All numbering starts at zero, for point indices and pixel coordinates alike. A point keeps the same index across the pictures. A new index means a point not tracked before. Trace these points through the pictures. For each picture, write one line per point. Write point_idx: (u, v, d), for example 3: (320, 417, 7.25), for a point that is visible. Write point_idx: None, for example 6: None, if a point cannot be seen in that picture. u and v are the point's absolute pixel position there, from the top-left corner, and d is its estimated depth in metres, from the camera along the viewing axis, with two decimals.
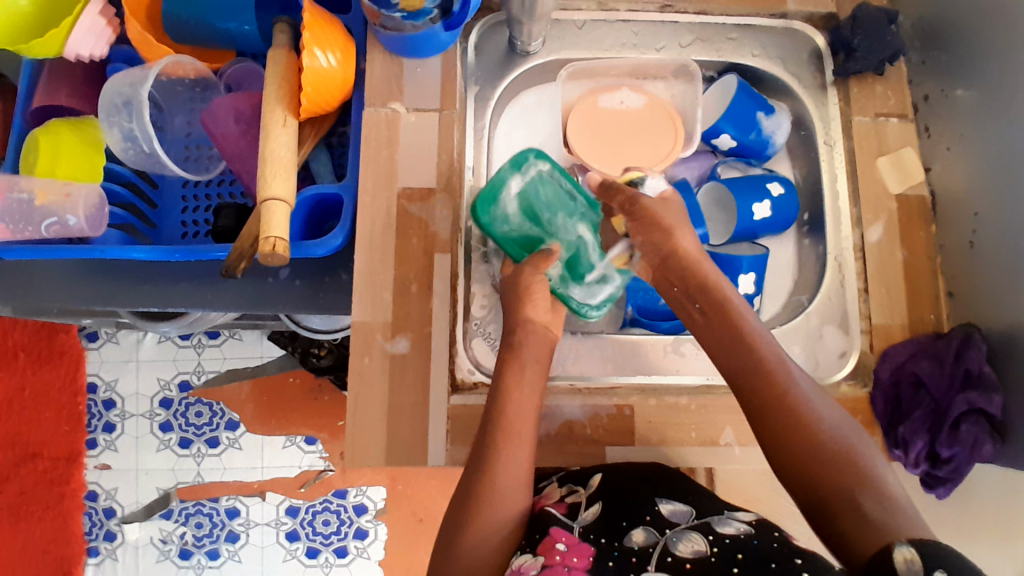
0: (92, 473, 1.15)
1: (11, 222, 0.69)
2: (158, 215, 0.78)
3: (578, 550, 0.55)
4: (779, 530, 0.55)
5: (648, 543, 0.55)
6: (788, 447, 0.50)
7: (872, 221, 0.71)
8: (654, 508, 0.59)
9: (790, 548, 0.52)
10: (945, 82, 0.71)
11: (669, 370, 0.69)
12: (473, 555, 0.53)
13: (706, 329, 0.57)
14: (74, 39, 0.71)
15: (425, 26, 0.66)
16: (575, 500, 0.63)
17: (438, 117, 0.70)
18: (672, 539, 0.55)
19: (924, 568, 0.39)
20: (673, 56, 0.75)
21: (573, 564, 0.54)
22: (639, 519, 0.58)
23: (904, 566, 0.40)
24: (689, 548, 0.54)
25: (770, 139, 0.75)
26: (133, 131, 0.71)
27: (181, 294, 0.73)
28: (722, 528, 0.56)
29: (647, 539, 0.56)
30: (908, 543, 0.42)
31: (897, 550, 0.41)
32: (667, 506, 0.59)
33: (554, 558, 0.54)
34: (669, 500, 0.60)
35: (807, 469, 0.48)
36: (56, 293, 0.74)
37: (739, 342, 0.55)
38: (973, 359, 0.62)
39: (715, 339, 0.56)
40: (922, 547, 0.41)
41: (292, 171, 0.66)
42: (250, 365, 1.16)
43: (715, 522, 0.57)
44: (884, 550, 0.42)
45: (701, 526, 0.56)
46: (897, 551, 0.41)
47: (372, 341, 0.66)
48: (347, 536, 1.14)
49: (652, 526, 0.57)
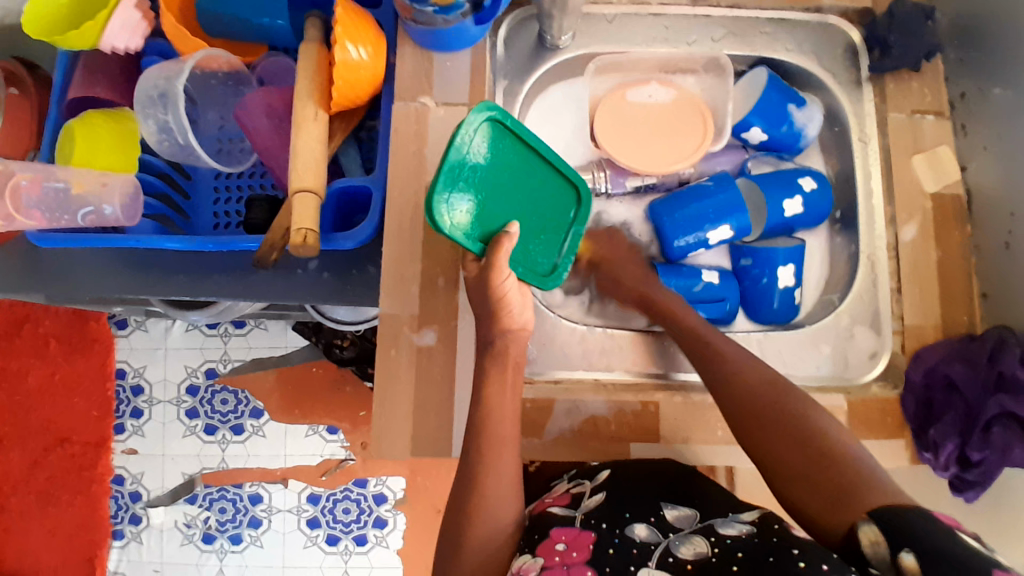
0: (119, 458, 1.18)
1: (47, 211, 0.70)
2: (191, 207, 0.80)
3: (578, 544, 0.56)
4: (780, 522, 0.54)
5: (650, 541, 0.56)
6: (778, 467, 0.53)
7: (907, 220, 0.70)
8: (659, 511, 0.59)
9: (789, 539, 0.50)
10: (985, 78, 0.69)
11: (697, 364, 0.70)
12: (486, 535, 0.57)
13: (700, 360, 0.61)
14: (110, 31, 0.72)
15: (455, 20, 0.66)
16: (579, 492, 0.63)
17: (467, 111, 0.70)
18: (675, 542, 0.55)
19: (891, 551, 0.43)
20: (704, 50, 0.74)
21: (572, 561, 0.54)
22: (643, 515, 0.58)
23: (873, 550, 0.44)
24: (691, 551, 0.53)
25: (803, 131, 0.74)
26: (168, 123, 0.73)
27: (211, 284, 0.75)
28: (724, 530, 0.55)
29: (649, 535, 0.56)
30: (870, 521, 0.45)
31: (862, 531, 0.45)
32: (671, 511, 0.59)
33: (553, 560, 0.54)
34: (672, 505, 0.59)
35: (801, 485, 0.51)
36: (89, 281, 0.76)
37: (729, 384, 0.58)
38: (1007, 362, 0.61)
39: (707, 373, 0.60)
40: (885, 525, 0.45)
41: (323, 163, 0.67)
42: (275, 354, 1.18)
43: (718, 524, 0.56)
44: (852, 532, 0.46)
45: (705, 529, 0.56)
46: (864, 533, 0.45)
47: (399, 334, 0.66)
48: (366, 524, 1.16)
49: (655, 527, 0.57)
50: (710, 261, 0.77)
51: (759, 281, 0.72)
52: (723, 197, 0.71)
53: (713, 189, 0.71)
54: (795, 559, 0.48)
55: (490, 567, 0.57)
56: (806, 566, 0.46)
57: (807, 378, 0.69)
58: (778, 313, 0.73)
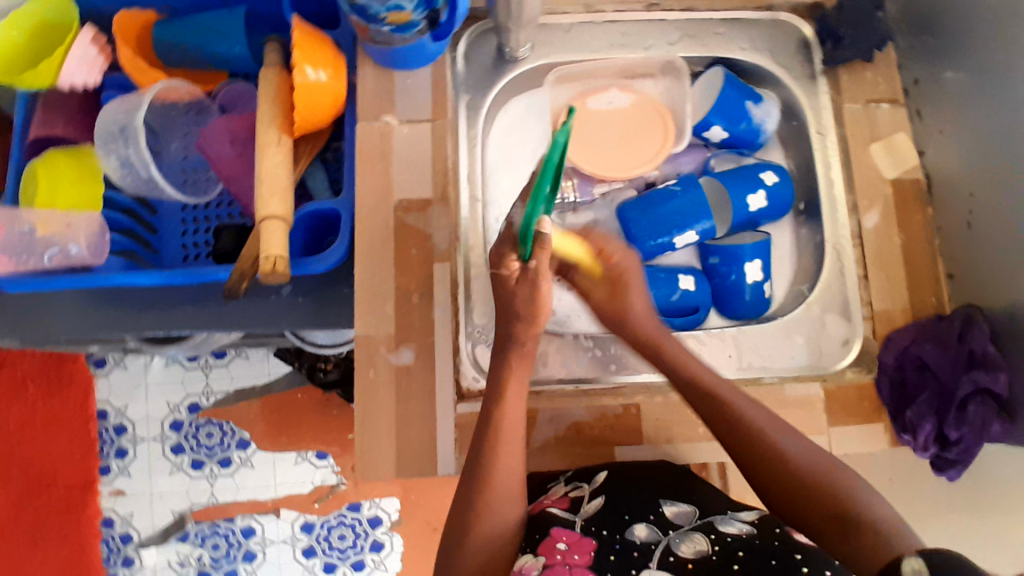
0: (107, 500, 1.15)
1: (12, 255, 0.69)
2: (159, 240, 0.79)
3: (579, 547, 0.56)
4: (781, 524, 0.55)
5: (650, 541, 0.56)
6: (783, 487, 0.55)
7: (868, 207, 0.71)
8: (658, 508, 0.59)
9: (792, 544, 0.52)
10: (935, 62, 0.71)
11: None
12: (491, 533, 0.55)
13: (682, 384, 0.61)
14: (67, 69, 0.73)
15: (413, 38, 0.66)
16: (578, 496, 0.62)
17: (430, 128, 0.70)
18: (676, 539, 0.56)
19: None
20: (660, 55, 0.75)
21: (574, 563, 0.54)
22: (642, 515, 0.59)
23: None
24: (691, 549, 0.54)
25: (761, 126, 0.75)
26: (129, 158, 0.73)
27: (186, 318, 0.74)
28: (724, 528, 0.56)
29: (649, 535, 0.56)
30: (917, 555, 0.44)
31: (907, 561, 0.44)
32: (670, 508, 0.59)
33: (555, 558, 0.55)
34: (672, 501, 0.60)
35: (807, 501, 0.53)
36: (63, 323, 0.75)
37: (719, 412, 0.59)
38: (976, 340, 0.63)
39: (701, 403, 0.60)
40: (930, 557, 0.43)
41: (288, 188, 0.67)
42: (258, 383, 1.17)
43: (718, 521, 0.57)
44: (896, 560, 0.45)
45: (704, 526, 0.57)
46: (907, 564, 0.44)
47: (376, 354, 0.66)
48: (363, 549, 1.14)
49: (655, 525, 0.57)
50: (681, 261, 0.77)
51: (728, 279, 0.73)
52: (687, 202, 0.72)
53: (679, 193, 0.72)
54: (799, 564, 0.50)
55: (494, 566, 0.55)
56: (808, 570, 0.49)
57: (784, 369, 0.69)
58: (753, 306, 0.73)
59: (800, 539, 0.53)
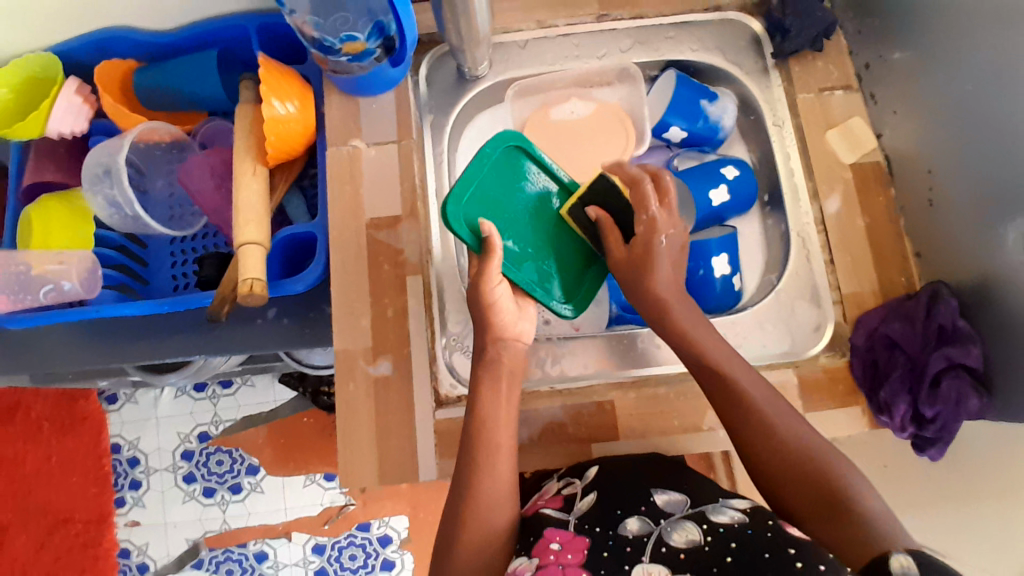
0: (123, 532, 1.18)
1: (12, 293, 0.74)
2: (150, 272, 0.83)
3: (572, 546, 0.55)
4: (774, 516, 0.52)
5: (642, 533, 0.55)
6: (791, 473, 0.53)
7: (829, 193, 0.72)
8: (649, 499, 0.58)
9: (785, 537, 0.49)
10: (883, 47, 0.73)
11: (650, 361, 0.71)
12: (471, 543, 0.56)
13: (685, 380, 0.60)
14: (55, 119, 0.77)
15: (370, 66, 0.70)
16: (571, 492, 0.62)
17: (397, 148, 0.73)
18: (667, 529, 0.54)
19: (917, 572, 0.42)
20: (614, 62, 0.78)
21: (567, 563, 0.54)
22: (633, 508, 0.58)
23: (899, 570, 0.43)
24: (683, 538, 0.53)
25: (719, 123, 0.77)
26: (116, 198, 0.77)
27: (178, 345, 0.77)
28: (716, 517, 0.54)
29: (641, 528, 0.55)
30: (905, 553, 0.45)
31: (894, 557, 0.45)
32: (661, 497, 0.58)
33: (548, 559, 0.54)
34: (663, 490, 0.59)
35: (813, 481, 0.52)
36: (62, 357, 0.78)
37: (728, 394, 0.57)
38: (944, 315, 0.63)
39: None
40: (918, 556, 0.44)
41: (264, 215, 0.70)
42: (264, 409, 1.20)
43: (709, 511, 0.55)
44: (880, 557, 0.45)
45: (696, 516, 0.55)
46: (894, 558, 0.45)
47: (356, 367, 0.68)
48: (374, 568, 1.15)
49: (647, 516, 0.56)
50: None
51: (697, 272, 0.73)
52: None
53: None
54: (792, 559, 0.47)
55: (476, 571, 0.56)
56: (801, 565, 0.46)
57: (757, 358, 0.70)
58: (722, 299, 0.74)
59: (794, 530, 0.50)
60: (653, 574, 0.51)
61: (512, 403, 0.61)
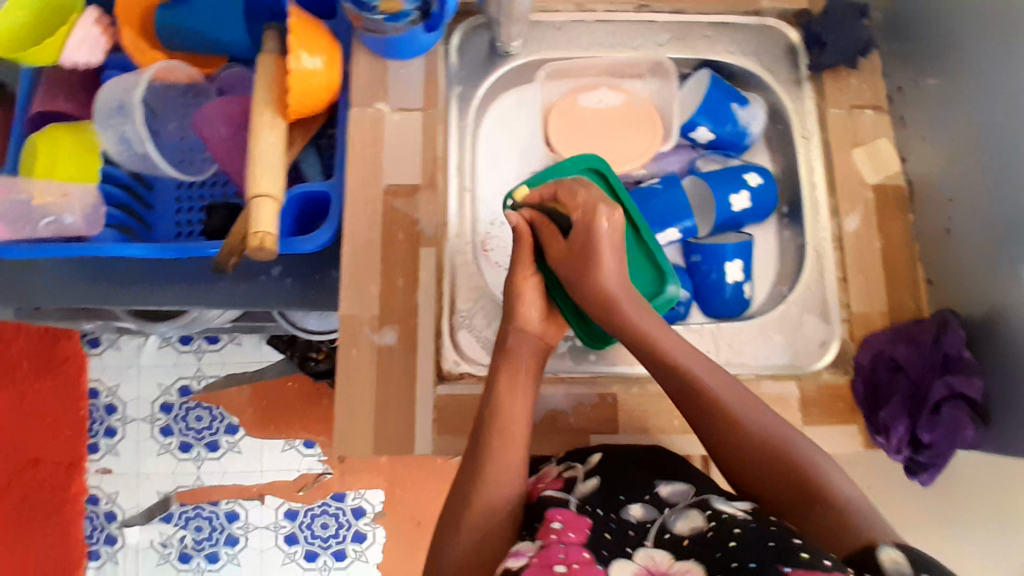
0: (93, 477, 1.16)
1: (8, 223, 0.72)
2: (153, 215, 0.80)
3: (574, 525, 0.52)
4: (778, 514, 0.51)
5: (645, 519, 0.55)
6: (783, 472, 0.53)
7: (849, 211, 0.73)
8: (653, 488, 0.58)
9: (788, 532, 0.47)
10: (915, 70, 0.73)
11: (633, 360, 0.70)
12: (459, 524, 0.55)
13: (680, 389, 0.57)
14: (71, 49, 0.75)
15: (405, 28, 0.69)
16: (572, 476, 0.61)
17: (421, 116, 0.72)
18: (672, 517, 0.54)
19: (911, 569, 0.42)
20: (648, 54, 0.78)
21: (568, 541, 0.50)
22: (637, 496, 0.57)
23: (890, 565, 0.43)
24: (686, 527, 0.52)
25: (746, 129, 0.77)
26: (127, 134, 0.77)
27: (177, 293, 0.75)
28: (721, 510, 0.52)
29: (645, 514, 0.55)
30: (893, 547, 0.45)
31: (884, 552, 0.44)
32: (665, 488, 0.58)
33: (550, 539, 0.51)
34: (667, 482, 0.59)
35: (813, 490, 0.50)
36: (51, 293, 0.76)
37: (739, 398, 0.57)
38: (951, 342, 0.63)
39: (700, 413, 0.57)
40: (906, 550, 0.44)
41: (281, 171, 0.68)
42: (249, 369, 1.18)
43: (715, 504, 0.53)
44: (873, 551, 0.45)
45: (699, 504, 0.54)
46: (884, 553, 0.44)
47: (360, 333, 0.67)
48: (345, 539, 1.15)
49: (651, 505, 0.56)
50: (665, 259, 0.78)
51: (709, 276, 0.74)
52: (670, 200, 0.73)
53: (663, 191, 0.74)
54: (798, 551, 0.45)
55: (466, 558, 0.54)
56: (808, 557, 0.44)
57: (761, 367, 0.70)
58: (731, 305, 0.74)
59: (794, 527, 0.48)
60: (656, 560, 0.50)
61: (516, 387, 0.60)
